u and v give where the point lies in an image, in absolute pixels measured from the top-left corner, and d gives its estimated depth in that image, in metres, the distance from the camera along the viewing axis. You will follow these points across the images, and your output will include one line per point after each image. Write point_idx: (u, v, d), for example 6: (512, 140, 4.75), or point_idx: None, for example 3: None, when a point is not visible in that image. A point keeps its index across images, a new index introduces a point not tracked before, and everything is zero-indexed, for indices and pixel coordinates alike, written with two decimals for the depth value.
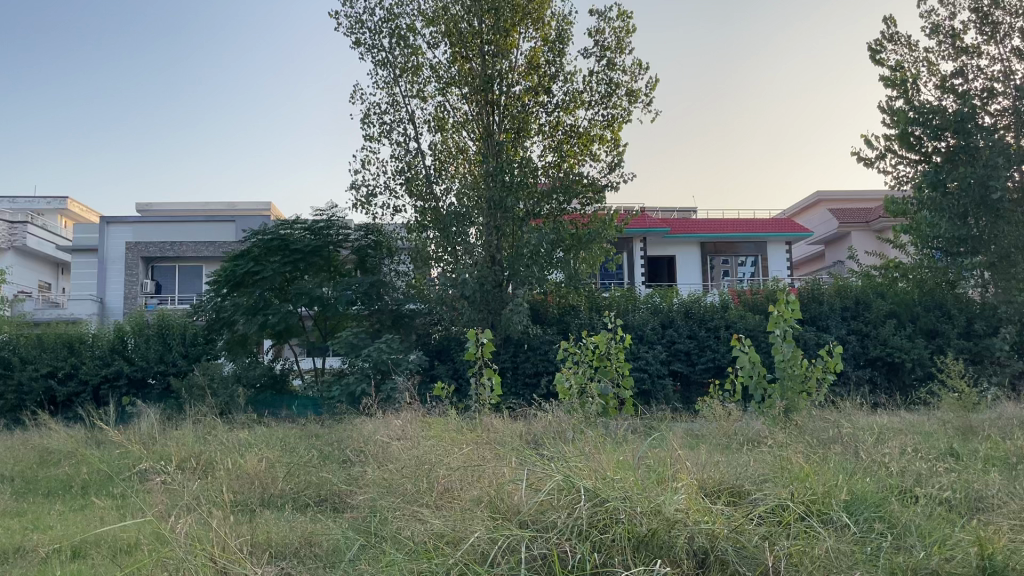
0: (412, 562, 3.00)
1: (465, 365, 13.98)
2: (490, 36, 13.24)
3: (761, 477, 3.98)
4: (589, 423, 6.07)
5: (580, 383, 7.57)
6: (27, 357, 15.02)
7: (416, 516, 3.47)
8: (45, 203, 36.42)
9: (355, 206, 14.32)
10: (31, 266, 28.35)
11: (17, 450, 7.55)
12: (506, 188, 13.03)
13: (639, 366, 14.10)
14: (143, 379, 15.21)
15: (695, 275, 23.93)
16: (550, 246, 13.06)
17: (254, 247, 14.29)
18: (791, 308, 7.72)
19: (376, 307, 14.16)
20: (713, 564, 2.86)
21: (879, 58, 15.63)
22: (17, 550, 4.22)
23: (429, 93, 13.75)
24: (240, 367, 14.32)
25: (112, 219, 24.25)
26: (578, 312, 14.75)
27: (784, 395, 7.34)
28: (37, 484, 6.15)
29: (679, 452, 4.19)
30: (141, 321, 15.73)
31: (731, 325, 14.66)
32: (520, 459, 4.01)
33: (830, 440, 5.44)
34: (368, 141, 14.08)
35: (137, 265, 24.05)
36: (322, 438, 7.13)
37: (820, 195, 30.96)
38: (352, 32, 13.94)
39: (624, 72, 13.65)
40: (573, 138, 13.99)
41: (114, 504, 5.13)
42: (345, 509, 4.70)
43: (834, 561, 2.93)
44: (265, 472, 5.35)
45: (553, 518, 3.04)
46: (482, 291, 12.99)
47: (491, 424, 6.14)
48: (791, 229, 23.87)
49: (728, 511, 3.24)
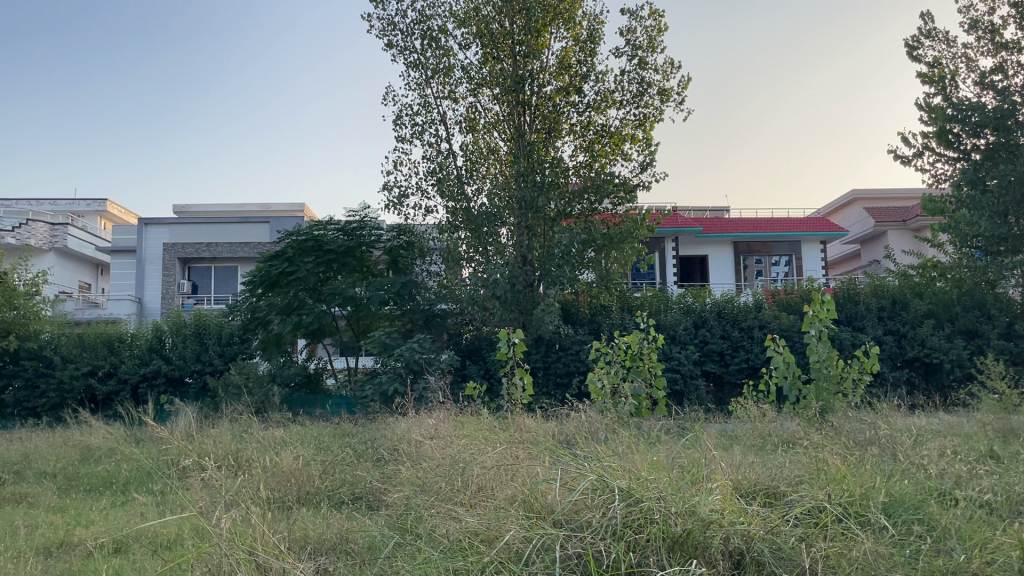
0: (448, 560, 3.01)
1: (496, 365, 14.04)
2: (521, 37, 13.22)
3: (797, 478, 3.96)
4: (623, 423, 6.08)
5: (613, 383, 7.51)
6: (68, 356, 15.33)
7: (450, 515, 3.49)
8: (85, 206, 37.18)
9: (387, 206, 14.42)
10: (71, 267, 28.91)
11: (60, 447, 7.71)
12: (537, 188, 13.03)
13: (671, 367, 14.04)
14: (180, 379, 15.42)
15: (728, 275, 23.74)
16: (582, 246, 13.03)
17: (288, 247, 14.44)
18: (826, 308, 7.62)
19: (409, 307, 14.25)
20: (748, 566, 2.84)
21: (916, 54, 15.41)
22: (63, 544, 4.33)
23: (461, 94, 13.78)
24: (276, 367, 14.50)
25: (150, 220, 24.61)
26: (609, 311, 14.69)
27: (819, 396, 7.25)
28: (80, 482, 6.25)
29: (713, 452, 4.18)
30: (179, 320, 16.00)
31: (766, 326, 14.55)
32: (554, 459, 4.02)
33: (867, 442, 5.38)
34: (400, 142, 14.16)
35: (173, 265, 24.43)
36: (355, 437, 7.20)
37: (855, 195, 30.44)
38: (385, 34, 14.02)
39: (656, 70, 13.56)
40: (604, 137, 13.91)
41: (153, 501, 5.23)
42: (380, 507, 4.74)
43: (872, 562, 2.89)
44: (300, 469, 5.40)
45: (587, 518, 3.04)
46: (514, 291, 12.98)
47: (525, 423, 6.17)
48: (825, 229, 23.62)
49: (765, 512, 3.22)
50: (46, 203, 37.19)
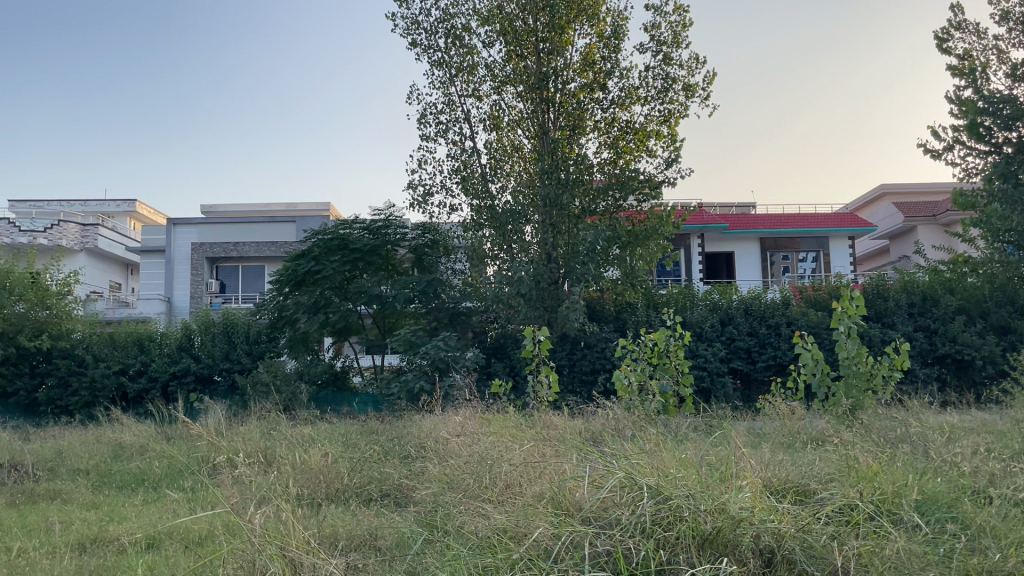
0: (476, 557, 3.02)
1: (522, 363, 14.06)
2: (545, 34, 13.20)
3: (827, 476, 3.92)
4: (650, 421, 6.06)
5: (640, 380, 7.47)
6: (99, 355, 15.57)
7: (479, 512, 3.50)
8: (115, 206, 37.70)
9: (412, 205, 14.48)
10: (102, 267, 29.32)
11: (92, 443, 7.85)
12: (561, 185, 13.02)
13: (698, 364, 13.97)
14: (209, 377, 15.59)
15: (755, 271, 23.54)
16: (606, 243, 13.00)
17: (314, 246, 14.53)
18: (855, 304, 7.52)
19: (433, 305, 14.30)
20: (779, 564, 2.82)
21: (945, 47, 15.20)
22: (98, 540, 4.39)
23: (484, 91, 13.78)
24: (303, 364, 14.61)
25: (178, 220, 24.84)
26: (635, 308, 14.64)
27: (849, 393, 7.16)
28: (112, 478, 6.35)
29: (742, 449, 4.15)
30: (207, 319, 16.18)
31: (793, 322, 14.41)
32: (581, 456, 4.01)
33: (898, 439, 5.31)
34: (424, 141, 14.20)
35: (201, 264, 24.68)
36: (382, 434, 7.25)
37: (884, 188, 30.21)
38: (409, 33, 14.06)
39: (681, 66, 13.49)
40: (629, 134, 13.85)
41: (185, 497, 5.30)
42: (408, 504, 4.77)
43: (906, 561, 2.84)
44: (327, 466, 5.43)
45: (616, 515, 3.04)
46: (539, 289, 12.99)
47: (551, 420, 6.19)
48: (853, 224, 23.36)
49: (795, 510, 3.19)
50: (76, 206, 37.82)
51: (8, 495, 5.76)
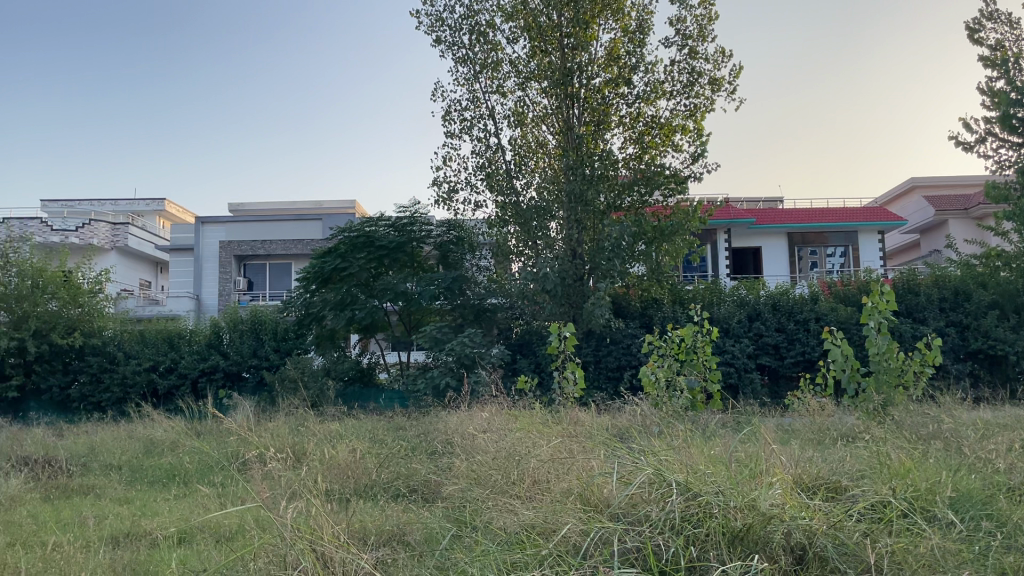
0: (506, 553, 3.00)
1: (547, 359, 14.09)
2: (570, 29, 13.16)
3: (859, 473, 3.87)
4: (678, 417, 6.03)
5: (667, 376, 7.44)
6: (130, 352, 15.79)
7: (508, 507, 3.50)
8: (144, 205, 38.20)
9: (437, 202, 14.52)
10: (132, 265, 29.73)
11: (124, 439, 7.96)
12: (586, 181, 12.97)
13: (725, 360, 13.89)
14: (238, 373, 15.75)
15: (783, 267, 23.34)
16: (632, 239, 12.94)
17: (340, 244, 14.62)
18: (886, 299, 7.38)
19: (459, 301, 14.34)
20: (811, 560, 2.78)
21: (977, 37, 14.94)
22: (132, 534, 4.45)
23: (509, 88, 13.76)
24: (330, 361, 14.73)
25: (206, 219, 25.12)
26: (661, 304, 14.57)
27: (879, 389, 7.07)
28: (144, 473, 6.43)
29: (772, 445, 4.11)
30: (236, 316, 16.35)
31: (822, 318, 14.28)
32: (609, 452, 3.99)
33: (930, 435, 5.24)
34: (449, 138, 14.22)
35: (230, 262, 24.92)
36: (409, 430, 7.30)
37: (914, 182, 29.81)
38: (433, 30, 14.08)
39: (707, 60, 13.38)
40: (654, 129, 13.76)
41: (216, 492, 5.36)
42: (436, 499, 4.78)
43: (940, 559, 2.78)
44: (355, 463, 5.45)
45: (645, 512, 3.03)
46: (564, 286, 12.95)
47: (579, 416, 6.18)
48: (883, 218, 23.06)
49: (826, 507, 3.16)
50: (108, 205, 38.38)
51: (43, 489, 5.86)
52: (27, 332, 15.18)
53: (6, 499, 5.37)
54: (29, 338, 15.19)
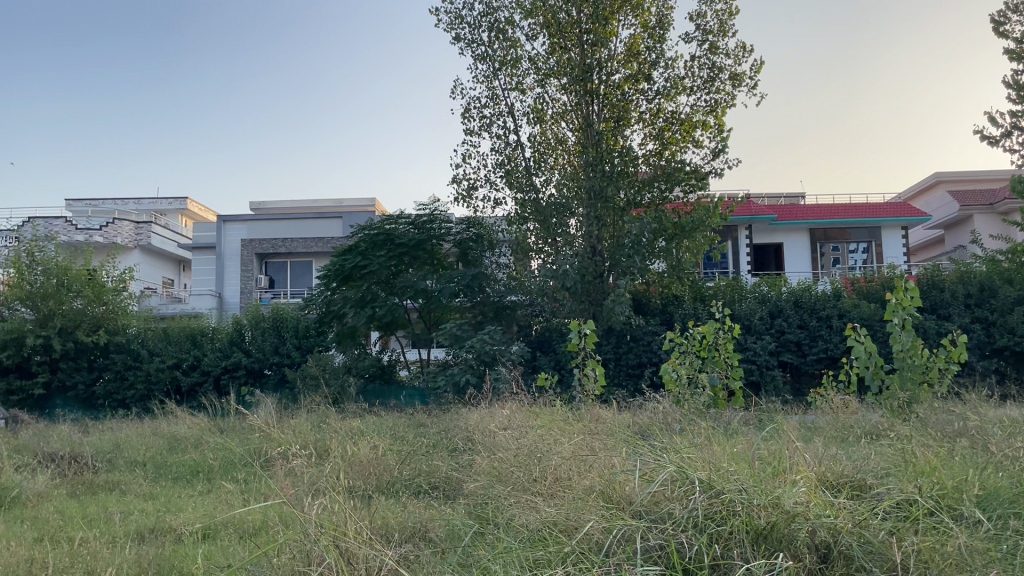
0: (528, 550, 3.00)
1: (567, 357, 14.09)
2: (589, 25, 13.09)
3: (883, 470, 3.84)
4: (700, 415, 5.99)
5: (689, 374, 7.41)
6: (154, 350, 15.93)
7: (530, 504, 3.50)
8: (167, 204, 38.58)
9: (456, 200, 14.54)
10: (155, 263, 30.04)
11: (149, 436, 8.03)
12: (606, 177, 12.92)
13: (747, 357, 13.79)
14: (260, 370, 15.86)
15: (805, 263, 23.15)
16: (652, 235, 12.87)
17: (361, 242, 14.67)
18: (911, 295, 7.28)
19: (479, 299, 14.37)
20: (836, 559, 2.75)
21: (1002, 30, 14.72)
22: (157, 530, 4.49)
23: (528, 85, 13.74)
24: (351, 358, 14.79)
25: (228, 217, 25.30)
26: (681, 301, 14.51)
27: (904, 386, 6.99)
28: (168, 470, 6.50)
29: (795, 443, 4.07)
30: (257, 314, 16.46)
31: (845, 315, 14.16)
32: (632, 449, 3.98)
33: (956, 433, 5.17)
34: (469, 135, 14.23)
35: (251, 260, 25.09)
36: (429, 427, 7.32)
37: (939, 177, 29.48)
38: (452, 27, 14.08)
39: (727, 55, 13.29)
40: (674, 125, 13.67)
41: (239, 489, 5.40)
42: (458, 496, 4.79)
43: (967, 558, 2.74)
44: (376, 459, 5.48)
45: (668, 509, 3.01)
46: (584, 283, 12.93)
47: (600, 414, 6.17)
48: (906, 213, 22.81)
49: (852, 505, 3.13)
50: (131, 203, 38.82)
51: (69, 485, 5.93)
52: (52, 329, 15.39)
53: (33, 495, 5.44)
54: (54, 335, 15.40)
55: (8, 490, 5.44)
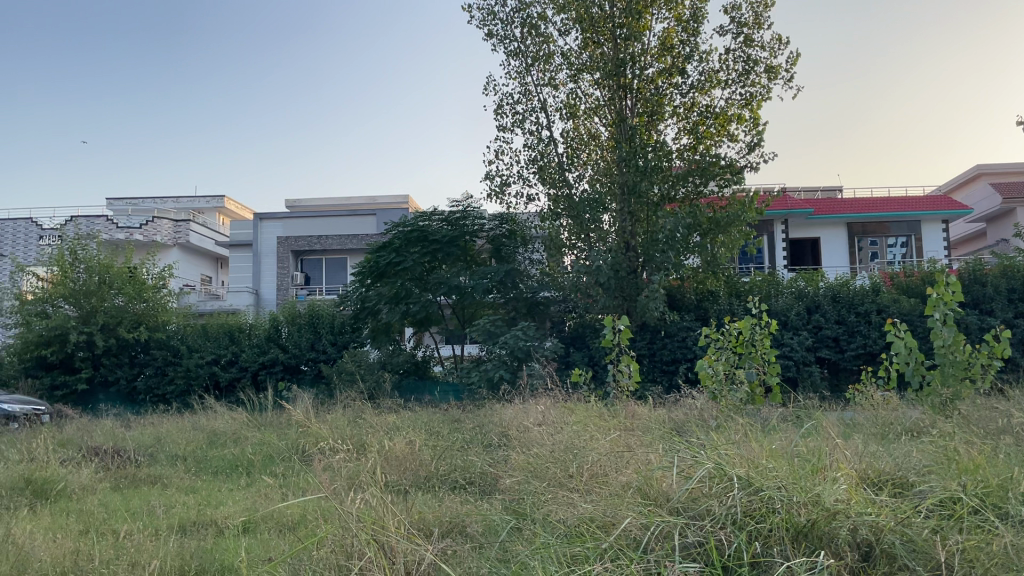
0: (565, 546, 2.99)
1: (601, 353, 14.08)
2: (622, 20, 13.02)
3: (926, 468, 3.77)
4: (737, 411, 5.96)
5: (725, 370, 7.35)
6: (193, 346, 16.19)
7: (566, 500, 3.50)
8: (205, 203, 39.14)
9: (490, 196, 14.58)
10: (194, 260, 30.48)
11: (190, 431, 8.17)
12: (639, 172, 12.84)
13: (784, 353, 13.64)
14: (296, 366, 16.03)
15: (842, 257, 22.82)
16: (686, 231, 12.76)
17: (394, 239, 14.77)
18: (952, 290, 7.13)
19: (512, 295, 14.41)
20: (879, 558, 2.72)
21: None
22: (198, 523, 4.57)
23: (561, 80, 13.71)
24: (385, 354, 14.88)
25: (264, 215, 25.61)
26: (717, 297, 14.38)
27: (945, 383, 6.85)
28: (209, 463, 6.61)
29: (835, 440, 4.01)
30: (294, 310, 16.65)
31: (884, 310, 13.94)
32: (668, 446, 3.96)
33: (1001, 430, 5.06)
34: (501, 132, 14.26)
35: (287, 257, 25.37)
36: (465, 422, 7.34)
37: (980, 169, 28.87)
38: (485, 24, 14.10)
39: (763, 48, 13.14)
40: (709, 118, 13.51)
41: (278, 483, 5.48)
42: (494, 491, 4.80)
43: (1015, 557, 2.67)
44: (411, 454, 5.51)
45: (705, 506, 3.00)
46: (617, 279, 12.89)
47: (636, 410, 6.15)
48: (947, 206, 22.42)
49: (893, 503, 3.08)
50: (169, 202, 39.47)
51: (113, 478, 6.06)
52: (95, 326, 15.70)
53: (78, 489, 5.56)
54: (97, 332, 15.71)
55: (55, 483, 5.56)
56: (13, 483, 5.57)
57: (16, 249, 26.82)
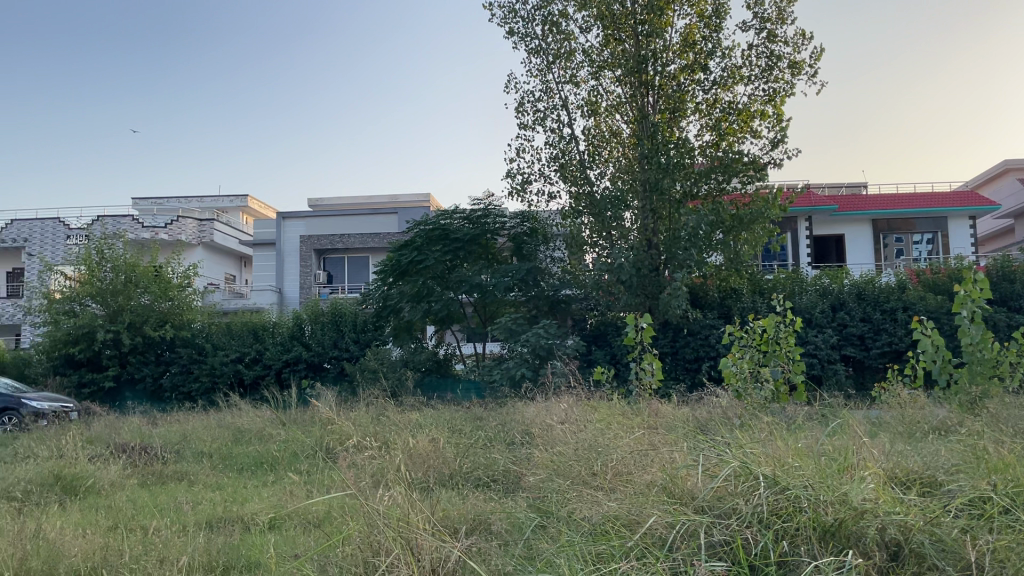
0: (590, 544, 2.98)
1: (623, 351, 14.07)
2: (644, 16, 12.97)
3: (955, 467, 3.72)
4: (762, 409, 5.93)
5: (750, 368, 7.30)
6: (218, 344, 16.34)
7: (591, 499, 3.49)
8: (228, 203, 39.49)
9: (511, 194, 14.57)
10: (218, 259, 30.75)
11: (216, 428, 8.25)
12: (661, 169, 12.78)
13: (808, 351, 13.54)
14: (320, 364, 16.12)
15: (867, 254, 22.60)
16: (709, 228, 12.68)
17: (416, 237, 14.79)
18: (980, 287, 7.02)
19: (534, 293, 14.42)
20: (908, 558, 2.69)
21: None
22: (224, 520, 4.61)
23: (582, 77, 13.68)
24: (408, 352, 14.92)
25: (287, 214, 25.77)
26: (740, 295, 14.29)
27: (973, 381, 6.77)
28: (234, 460, 6.67)
29: (862, 439, 3.98)
30: (316, 308, 16.76)
31: (910, 307, 13.81)
32: (693, 444, 3.95)
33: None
34: (523, 129, 14.24)
35: (310, 256, 25.53)
36: (487, 420, 7.36)
37: (1008, 164, 28.47)
38: (506, 22, 14.10)
39: (786, 43, 13.04)
40: (731, 115, 13.43)
41: (303, 480, 5.52)
42: (517, 489, 4.81)
43: None
44: (434, 452, 5.51)
45: (731, 504, 2.98)
46: (639, 277, 12.86)
47: (659, 408, 6.13)
48: (974, 203, 22.15)
49: (922, 502, 3.05)
50: (193, 201, 39.86)
51: (141, 474, 6.13)
52: (121, 325, 15.88)
53: (107, 485, 5.64)
54: (123, 330, 15.90)
55: (84, 480, 5.63)
56: (44, 479, 5.65)
57: (44, 249, 27.19)
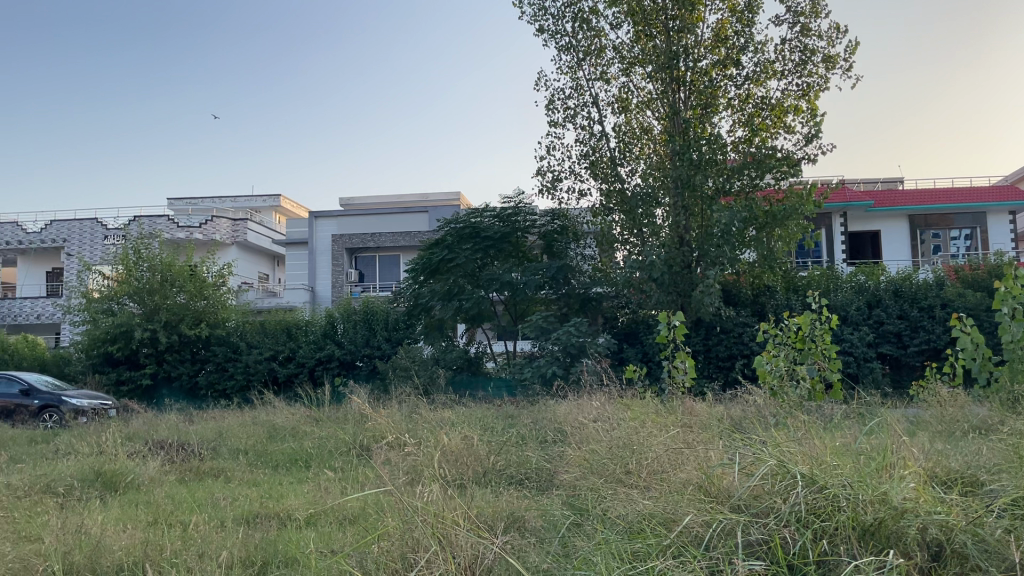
0: (626, 542, 2.97)
1: (655, 348, 14.01)
2: (675, 11, 12.89)
3: (996, 465, 3.65)
4: (797, 407, 5.87)
5: (786, 367, 7.22)
6: (252, 343, 16.53)
7: (625, 497, 3.47)
8: (261, 202, 39.96)
9: (541, 191, 14.56)
10: (251, 259, 31.10)
11: (251, 425, 8.34)
12: (693, 165, 12.66)
13: (843, 349, 13.37)
14: (352, 362, 16.22)
15: (904, 250, 22.25)
16: (742, 224, 12.59)
17: (447, 236, 14.83)
18: (1022, 283, 6.87)
19: (564, 291, 14.43)
20: (949, 558, 2.65)
21: None
22: (260, 515, 4.66)
23: (613, 74, 13.63)
24: (438, 350, 14.94)
25: (319, 213, 25.99)
26: (774, 292, 14.13)
27: (1015, 379, 6.64)
28: (270, 457, 6.75)
29: (901, 438, 3.92)
30: (349, 307, 16.90)
31: (948, 305, 13.60)
32: (728, 442, 3.92)
33: None
34: (553, 127, 14.23)
35: (342, 255, 25.73)
36: (521, 418, 7.37)
37: None
38: (537, 19, 14.07)
39: (821, 37, 12.87)
40: (764, 111, 13.31)
41: (338, 477, 5.57)
42: (550, 487, 4.81)
43: None
44: (467, 448, 5.53)
45: (768, 504, 2.95)
46: (671, 274, 12.80)
47: (693, 406, 6.09)
48: (1014, 197, 21.72)
49: (964, 501, 2.99)
50: (228, 201, 40.39)
51: (179, 471, 6.22)
52: (158, 323, 16.13)
53: (146, 481, 5.73)
54: (160, 328, 16.14)
55: (123, 476, 5.72)
56: (85, 475, 5.76)
57: (83, 249, 27.68)
